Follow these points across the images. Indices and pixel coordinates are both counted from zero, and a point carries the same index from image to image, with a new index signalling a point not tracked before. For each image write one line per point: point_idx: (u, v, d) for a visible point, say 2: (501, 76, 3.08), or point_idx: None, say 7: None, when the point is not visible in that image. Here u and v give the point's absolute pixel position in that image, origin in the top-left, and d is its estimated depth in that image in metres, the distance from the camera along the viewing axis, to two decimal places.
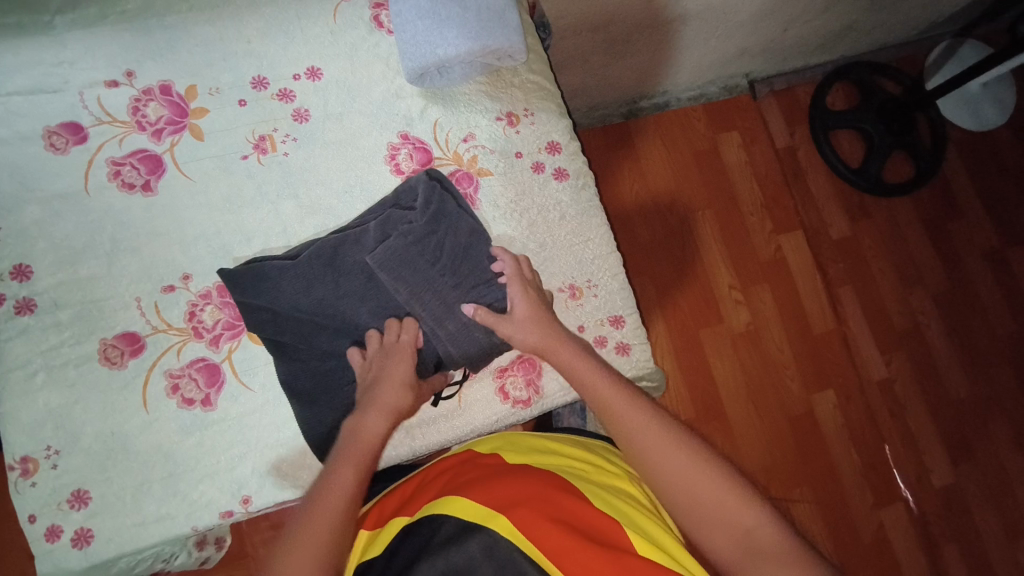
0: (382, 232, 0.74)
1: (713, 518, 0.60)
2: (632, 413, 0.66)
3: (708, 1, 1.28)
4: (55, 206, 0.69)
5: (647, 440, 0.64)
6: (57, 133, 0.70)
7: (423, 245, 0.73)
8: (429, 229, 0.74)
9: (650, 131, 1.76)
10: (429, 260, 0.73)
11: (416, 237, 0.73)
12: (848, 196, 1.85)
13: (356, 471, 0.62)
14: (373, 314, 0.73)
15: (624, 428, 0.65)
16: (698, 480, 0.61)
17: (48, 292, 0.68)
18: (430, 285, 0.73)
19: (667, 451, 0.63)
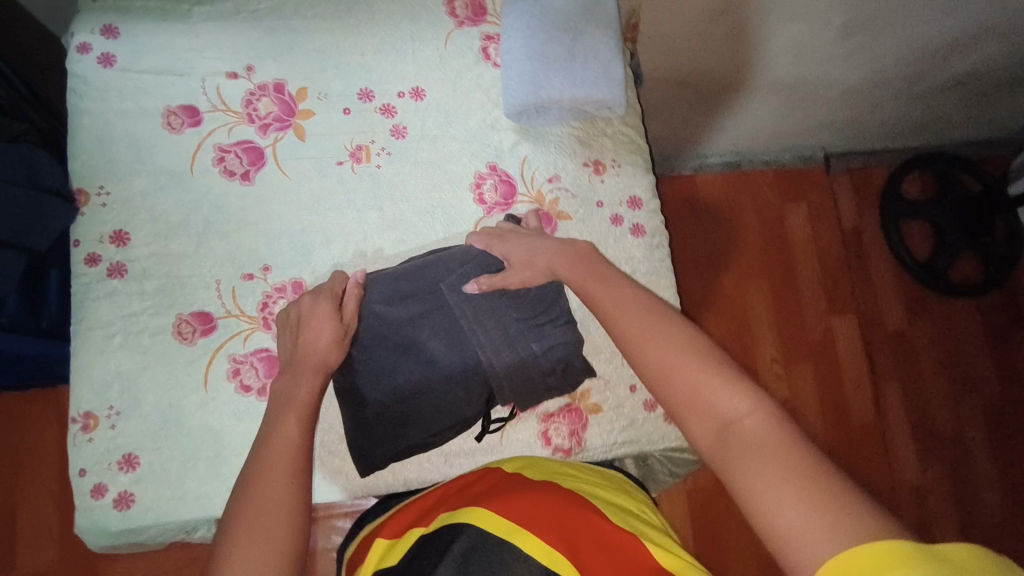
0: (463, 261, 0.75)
1: (690, 413, 0.52)
2: (627, 309, 0.60)
3: (803, 72, 1.27)
4: (160, 180, 0.73)
5: (637, 335, 0.58)
6: (175, 113, 0.75)
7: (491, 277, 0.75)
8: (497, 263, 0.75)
9: (718, 190, 1.74)
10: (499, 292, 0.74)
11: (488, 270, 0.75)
12: (908, 287, 1.80)
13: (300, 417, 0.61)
14: (434, 337, 0.74)
15: (618, 324, 0.60)
16: (672, 359, 0.54)
17: (139, 260, 0.71)
18: (492, 318, 0.74)
19: (655, 341, 0.56)
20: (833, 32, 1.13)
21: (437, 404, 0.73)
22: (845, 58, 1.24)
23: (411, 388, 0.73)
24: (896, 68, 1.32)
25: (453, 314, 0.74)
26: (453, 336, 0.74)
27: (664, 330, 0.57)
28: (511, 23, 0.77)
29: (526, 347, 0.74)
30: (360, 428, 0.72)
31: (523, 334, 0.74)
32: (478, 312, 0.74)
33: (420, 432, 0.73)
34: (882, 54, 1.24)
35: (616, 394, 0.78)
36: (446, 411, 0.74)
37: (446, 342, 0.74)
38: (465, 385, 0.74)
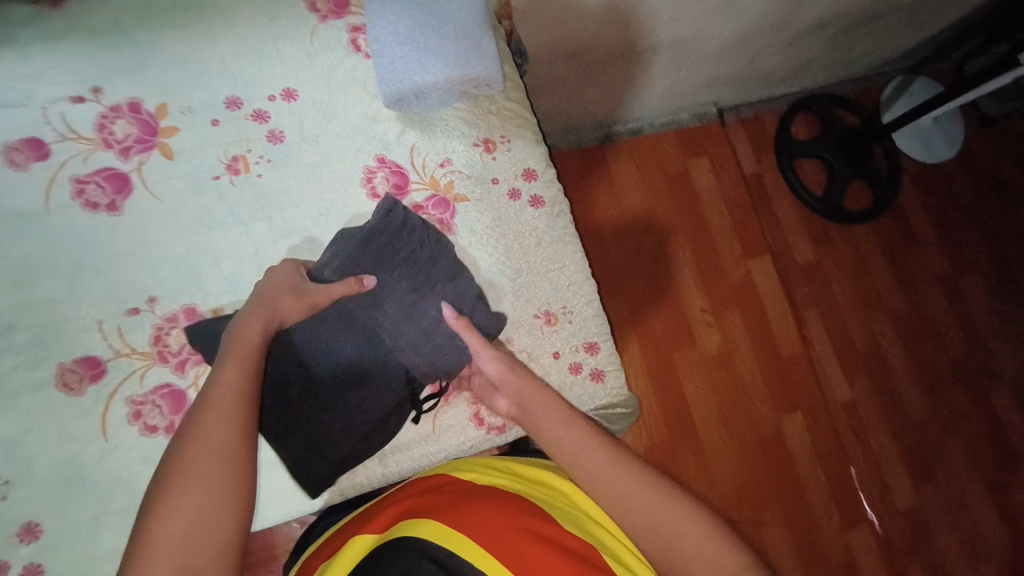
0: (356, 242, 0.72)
1: (612, 482, 0.65)
2: (546, 406, 0.69)
3: (679, 32, 1.33)
4: (13, 224, 0.67)
5: (562, 435, 0.67)
6: (18, 149, 0.68)
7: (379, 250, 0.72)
8: (379, 235, 0.73)
9: (624, 156, 1.80)
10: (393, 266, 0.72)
11: (379, 246, 0.72)
12: (812, 222, 1.93)
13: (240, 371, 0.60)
14: (323, 332, 0.70)
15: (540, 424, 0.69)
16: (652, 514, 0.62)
17: (3, 314, 0.65)
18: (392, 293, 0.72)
19: (575, 437, 0.67)
20: None
21: (357, 400, 0.71)
22: (713, 16, 1.31)
23: (332, 388, 0.70)
24: (763, 18, 1.40)
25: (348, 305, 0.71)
26: (362, 322, 0.71)
27: (573, 425, 0.68)
28: (375, 12, 0.76)
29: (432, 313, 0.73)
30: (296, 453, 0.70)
31: (427, 302, 0.73)
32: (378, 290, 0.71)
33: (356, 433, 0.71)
34: (746, 7, 1.32)
35: (540, 364, 0.79)
36: (367, 404, 0.71)
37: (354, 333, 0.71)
38: (391, 372, 0.72)
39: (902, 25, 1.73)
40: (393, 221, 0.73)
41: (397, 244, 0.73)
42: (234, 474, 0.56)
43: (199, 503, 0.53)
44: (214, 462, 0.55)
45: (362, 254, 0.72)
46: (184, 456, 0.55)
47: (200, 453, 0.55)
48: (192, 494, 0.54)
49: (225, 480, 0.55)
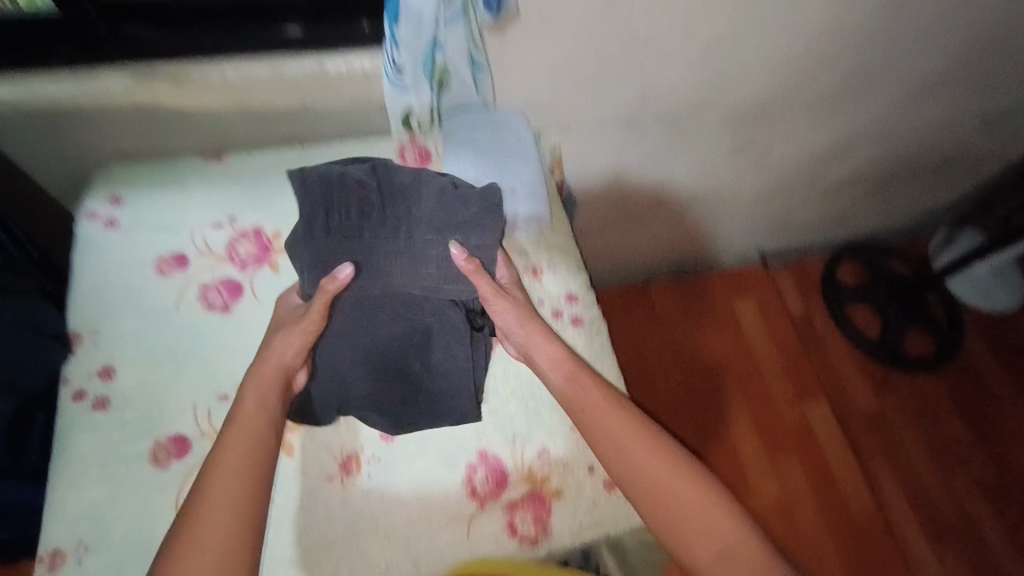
0: (311, 229, 0.74)
1: (643, 461, 0.72)
2: (592, 393, 0.77)
3: (713, 185, 1.50)
4: (148, 319, 0.83)
5: (602, 420, 0.75)
6: (166, 261, 0.87)
7: (339, 219, 0.75)
8: (323, 205, 0.74)
9: (669, 295, 1.90)
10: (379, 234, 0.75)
11: (338, 219, 0.75)
12: (870, 368, 1.89)
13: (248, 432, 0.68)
14: (340, 336, 0.76)
15: (585, 411, 0.76)
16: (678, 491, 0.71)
17: (122, 392, 0.78)
18: (395, 252, 0.76)
19: (616, 427, 0.74)
20: (726, 150, 1.37)
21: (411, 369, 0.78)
22: (744, 172, 1.48)
23: (402, 379, 0.78)
24: (793, 173, 1.55)
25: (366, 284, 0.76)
26: (384, 299, 0.76)
27: (616, 412, 0.75)
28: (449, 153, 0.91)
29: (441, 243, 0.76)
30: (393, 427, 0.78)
31: (425, 240, 0.76)
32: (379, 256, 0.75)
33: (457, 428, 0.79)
34: (774, 164, 1.48)
35: (576, 476, 0.79)
36: (420, 366, 0.78)
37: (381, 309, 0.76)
38: (450, 343, 0.78)
39: (936, 183, 1.83)
40: (328, 189, 0.74)
41: (347, 208, 0.75)
42: (249, 503, 0.64)
43: (219, 529, 0.61)
44: (232, 492, 0.64)
45: (339, 227, 0.74)
46: (206, 485, 0.64)
47: (220, 483, 0.64)
48: (214, 519, 0.62)
49: (239, 510, 0.63)
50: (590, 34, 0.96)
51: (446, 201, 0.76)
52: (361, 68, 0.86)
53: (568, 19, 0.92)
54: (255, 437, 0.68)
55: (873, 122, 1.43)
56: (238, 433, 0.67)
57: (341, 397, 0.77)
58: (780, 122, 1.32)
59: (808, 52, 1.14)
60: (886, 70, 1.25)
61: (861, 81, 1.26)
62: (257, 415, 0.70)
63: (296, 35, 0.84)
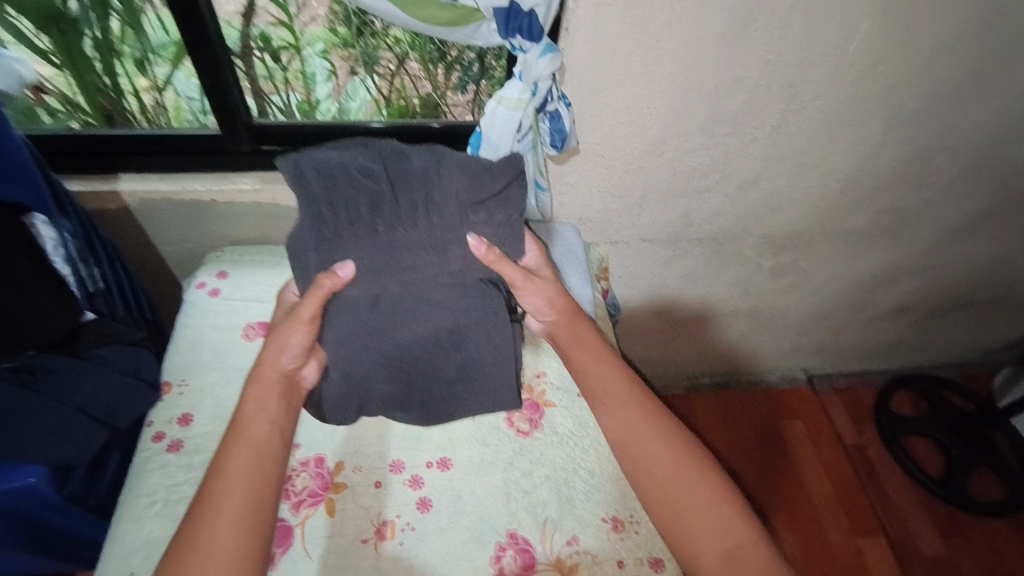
0: (318, 220, 0.76)
1: (662, 462, 0.74)
2: (621, 395, 0.80)
3: (756, 302, 1.55)
4: (229, 375, 0.94)
5: (628, 420, 0.78)
6: (253, 327, 1.00)
7: (346, 211, 0.77)
8: (332, 195, 0.76)
9: (713, 409, 1.87)
10: (401, 220, 0.79)
11: (347, 211, 0.77)
12: (936, 510, 1.74)
13: (252, 447, 0.72)
14: (349, 330, 0.78)
15: (616, 416, 0.78)
16: (696, 491, 0.72)
17: (196, 437, 0.86)
18: (408, 241, 0.80)
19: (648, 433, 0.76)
20: (766, 272, 1.44)
21: (440, 358, 0.83)
22: (786, 292, 1.53)
23: (415, 363, 0.83)
24: (837, 297, 1.59)
25: (384, 274, 0.79)
26: (394, 285, 0.80)
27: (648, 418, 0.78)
28: None
29: (456, 228, 0.81)
30: (420, 414, 0.86)
31: (440, 227, 0.80)
32: (392, 242, 0.79)
33: (465, 400, 0.87)
34: (817, 287, 1.53)
35: (604, 569, 0.78)
36: (445, 356, 0.83)
37: (401, 303, 0.80)
38: (475, 332, 0.82)
39: (992, 318, 1.81)
40: (334, 181, 0.77)
41: (354, 202, 0.77)
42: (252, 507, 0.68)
43: (225, 524, 0.66)
44: (240, 492, 0.68)
45: (360, 217, 0.78)
46: (215, 488, 0.68)
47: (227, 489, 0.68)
48: (222, 522, 0.66)
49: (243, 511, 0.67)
50: (641, 166, 1.10)
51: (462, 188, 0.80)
52: None
53: (623, 152, 1.07)
54: (260, 450, 0.72)
55: (917, 256, 1.48)
56: (244, 443, 0.72)
57: (356, 385, 0.81)
58: (821, 251, 1.40)
59: (845, 190, 1.24)
60: (924, 212, 1.34)
61: (899, 219, 1.35)
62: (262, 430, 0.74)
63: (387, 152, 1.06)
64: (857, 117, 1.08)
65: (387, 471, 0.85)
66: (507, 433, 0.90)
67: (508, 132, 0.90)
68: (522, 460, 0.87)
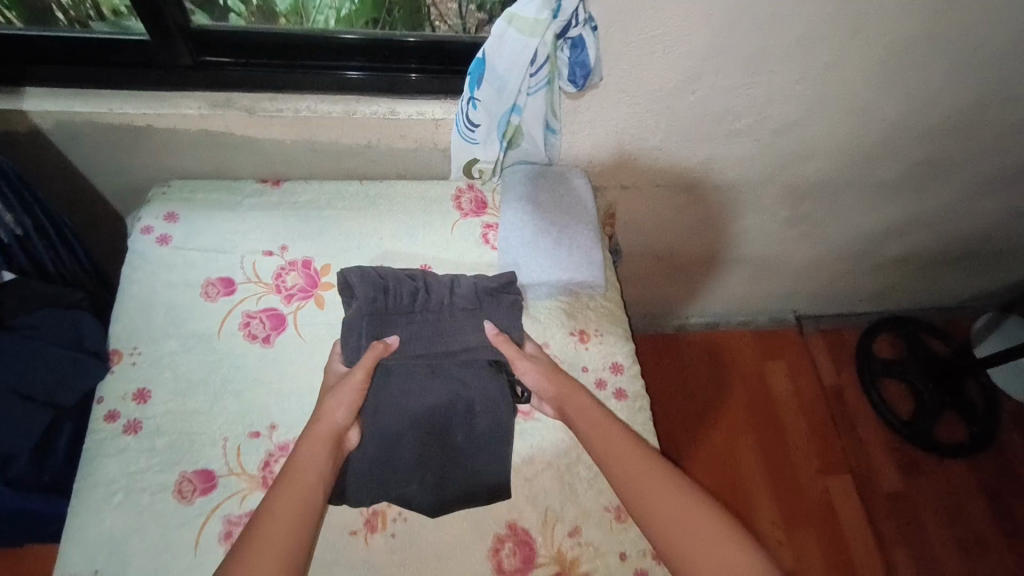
0: (359, 315, 0.78)
1: (654, 491, 0.69)
2: (635, 458, 0.72)
3: (763, 250, 1.47)
4: (189, 342, 0.82)
5: (625, 456, 0.72)
6: (214, 284, 0.87)
7: (390, 306, 0.80)
8: (379, 289, 0.80)
9: (701, 349, 1.83)
10: (437, 308, 0.81)
11: (391, 305, 0.80)
12: (900, 449, 1.81)
13: (302, 495, 0.64)
14: (386, 399, 0.77)
15: (635, 482, 0.70)
16: (689, 524, 0.67)
17: (155, 417, 0.76)
18: (441, 322, 0.81)
19: (671, 494, 0.69)
20: (781, 222, 1.34)
21: (460, 443, 0.78)
22: (795, 241, 1.44)
23: (437, 436, 0.77)
24: (845, 247, 1.51)
25: (416, 357, 0.79)
26: (422, 363, 0.79)
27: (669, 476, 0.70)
28: (508, 218, 0.94)
29: (481, 310, 0.82)
30: (433, 499, 0.75)
31: (466, 313, 0.81)
32: (427, 325, 0.80)
33: (500, 470, 0.78)
34: (827, 237, 1.44)
35: (607, 562, 0.75)
36: (466, 439, 0.78)
37: (430, 383, 0.78)
38: (496, 415, 0.79)
39: (990, 267, 1.78)
40: (380, 284, 0.80)
41: (399, 287, 0.81)
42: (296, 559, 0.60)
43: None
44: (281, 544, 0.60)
45: (401, 302, 0.80)
46: (255, 536, 0.60)
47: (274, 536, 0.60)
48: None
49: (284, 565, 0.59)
50: (668, 105, 0.94)
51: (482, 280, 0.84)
52: (432, 115, 0.89)
53: (650, 89, 0.90)
54: (307, 499, 0.64)
55: (937, 209, 1.39)
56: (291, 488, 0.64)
57: (386, 451, 0.75)
58: (843, 200, 1.29)
59: (885, 139, 1.10)
60: (961, 164, 1.22)
61: (933, 171, 1.23)
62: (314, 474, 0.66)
63: (361, 72, 0.87)
64: (921, 57, 0.92)
65: None
66: None
67: (520, 64, 0.72)
68: (523, 444, 0.81)
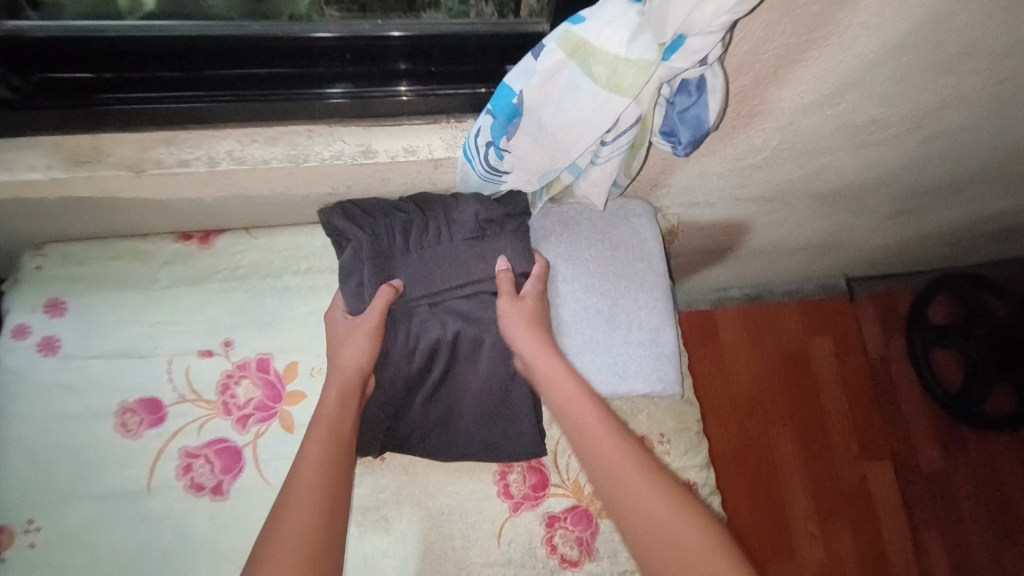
0: (358, 255, 0.62)
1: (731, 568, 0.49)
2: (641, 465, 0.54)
3: (850, 237, 1.12)
4: (107, 506, 0.60)
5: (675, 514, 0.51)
6: (133, 410, 0.62)
7: (385, 243, 0.62)
8: (373, 226, 0.62)
9: (736, 323, 1.50)
10: (441, 242, 0.63)
11: (387, 240, 0.62)
12: (948, 427, 1.52)
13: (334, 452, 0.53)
14: (401, 337, 0.61)
15: (635, 500, 0.52)
16: None
17: None
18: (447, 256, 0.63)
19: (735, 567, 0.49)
20: (880, 216, 1.01)
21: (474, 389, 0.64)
22: (892, 229, 1.10)
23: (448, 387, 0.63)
24: (950, 229, 1.17)
25: (426, 297, 0.62)
26: (430, 302, 0.62)
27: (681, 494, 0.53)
28: (557, 275, 0.69)
29: (492, 248, 0.63)
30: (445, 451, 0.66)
31: (470, 243, 0.62)
32: (429, 263, 0.62)
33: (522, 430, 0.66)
34: (928, 224, 1.11)
35: None
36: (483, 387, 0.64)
37: (444, 323, 0.62)
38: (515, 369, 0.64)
39: None
40: (371, 216, 0.63)
41: (392, 225, 0.62)
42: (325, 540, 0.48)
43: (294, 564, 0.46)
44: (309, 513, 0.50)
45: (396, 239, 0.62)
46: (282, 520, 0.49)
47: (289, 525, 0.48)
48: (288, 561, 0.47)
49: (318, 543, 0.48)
50: (789, 121, 0.62)
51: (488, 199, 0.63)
52: (429, 153, 0.56)
53: (767, 103, 0.58)
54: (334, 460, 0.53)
55: None
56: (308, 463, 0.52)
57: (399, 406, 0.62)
58: (969, 194, 0.97)
59: None
60: None
61: None
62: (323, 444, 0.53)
63: (340, 91, 0.53)
64: None
65: None
66: (548, 565, 0.67)
67: (596, 127, 0.44)
68: None
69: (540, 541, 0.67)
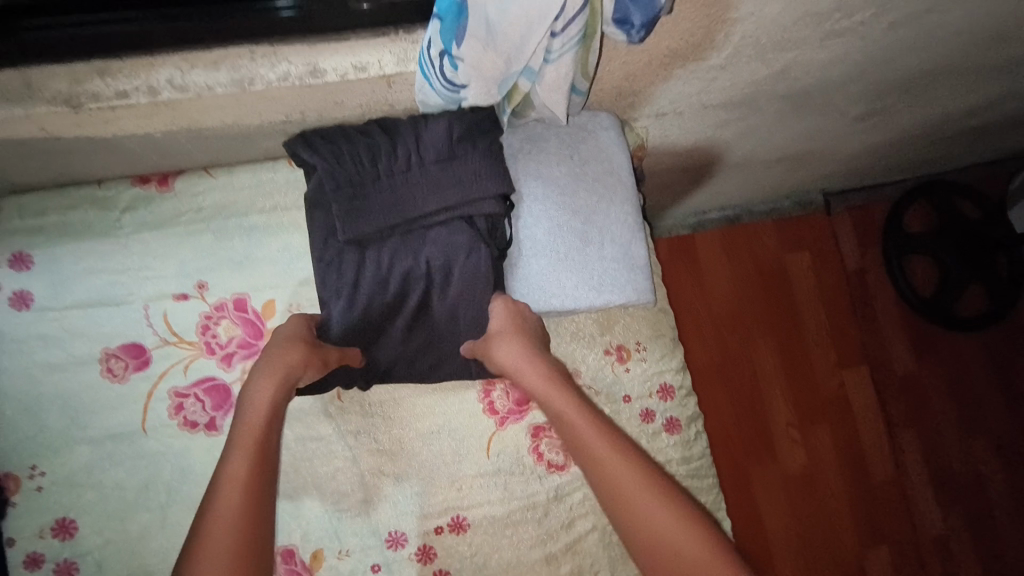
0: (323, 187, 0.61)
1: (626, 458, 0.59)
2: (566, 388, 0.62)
3: (825, 142, 1.11)
4: (106, 448, 0.62)
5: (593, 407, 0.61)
6: (117, 356, 0.63)
7: (352, 170, 0.61)
8: (334, 160, 0.61)
9: (718, 246, 1.51)
10: (405, 166, 0.61)
11: (352, 171, 0.61)
12: (915, 327, 1.57)
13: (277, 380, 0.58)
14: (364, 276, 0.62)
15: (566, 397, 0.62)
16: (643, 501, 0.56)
17: (91, 553, 0.60)
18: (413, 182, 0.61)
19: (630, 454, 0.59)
20: (851, 118, 1.00)
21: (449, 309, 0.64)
22: (861, 133, 1.10)
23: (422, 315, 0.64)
24: (922, 130, 1.17)
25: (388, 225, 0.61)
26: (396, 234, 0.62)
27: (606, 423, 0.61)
28: (528, 195, 0.68)
29: (455, 167, 0.61)
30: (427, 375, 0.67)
31: (440, 163, 0.61)
32: (394, 191, 0.61)
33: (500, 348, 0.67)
34: (900, 125, 1.11)
35: None
36: (459, 303, 0.64)
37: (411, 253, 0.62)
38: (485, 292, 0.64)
39: None
40: (334, 148, 0.61)
41: (356, 155, 0.61)
42: (253, 532, 0.52)
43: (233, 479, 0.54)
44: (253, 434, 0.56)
45: (360, 168, 0.61)
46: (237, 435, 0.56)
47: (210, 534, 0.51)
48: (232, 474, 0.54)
49: (241, 553, 0.51)
50: (749, 11, 0.61)
51: (455, 114, 0.61)
52: (379, 69, 0.55)
53: None
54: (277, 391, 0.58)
55: None
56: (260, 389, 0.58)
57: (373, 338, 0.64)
58: (938, 88, 0.96)
59: None
60: None
61: None
62: (246, 457, 0.55)
63: (290, 4, 0.51)
64: None
65: (384, 549, 0.67)
66: (537, 471, 0.71)
67: (545, 13, 0.43)
68: (559, 507, 0.71)
69: (528, 451, 0.71)
